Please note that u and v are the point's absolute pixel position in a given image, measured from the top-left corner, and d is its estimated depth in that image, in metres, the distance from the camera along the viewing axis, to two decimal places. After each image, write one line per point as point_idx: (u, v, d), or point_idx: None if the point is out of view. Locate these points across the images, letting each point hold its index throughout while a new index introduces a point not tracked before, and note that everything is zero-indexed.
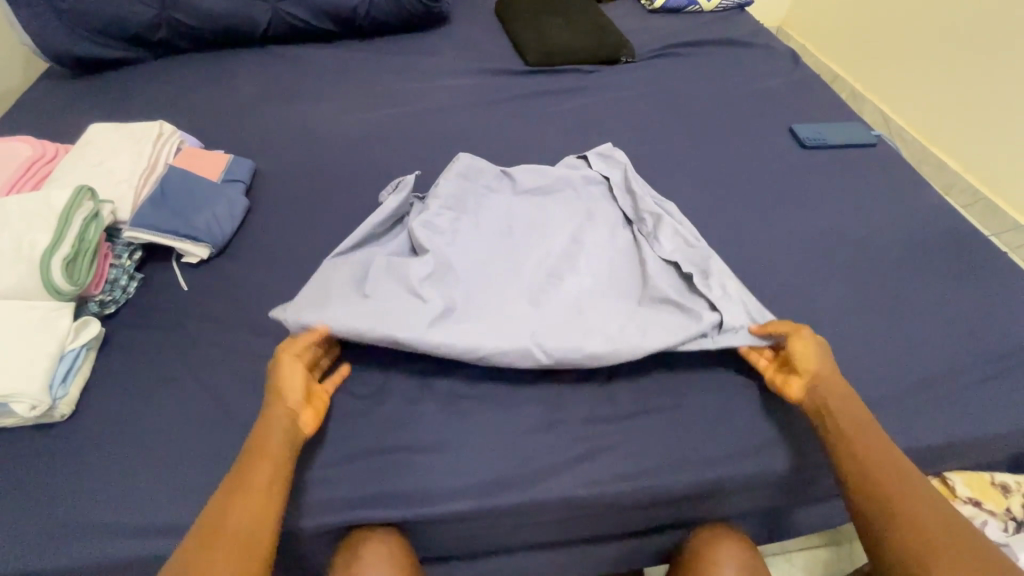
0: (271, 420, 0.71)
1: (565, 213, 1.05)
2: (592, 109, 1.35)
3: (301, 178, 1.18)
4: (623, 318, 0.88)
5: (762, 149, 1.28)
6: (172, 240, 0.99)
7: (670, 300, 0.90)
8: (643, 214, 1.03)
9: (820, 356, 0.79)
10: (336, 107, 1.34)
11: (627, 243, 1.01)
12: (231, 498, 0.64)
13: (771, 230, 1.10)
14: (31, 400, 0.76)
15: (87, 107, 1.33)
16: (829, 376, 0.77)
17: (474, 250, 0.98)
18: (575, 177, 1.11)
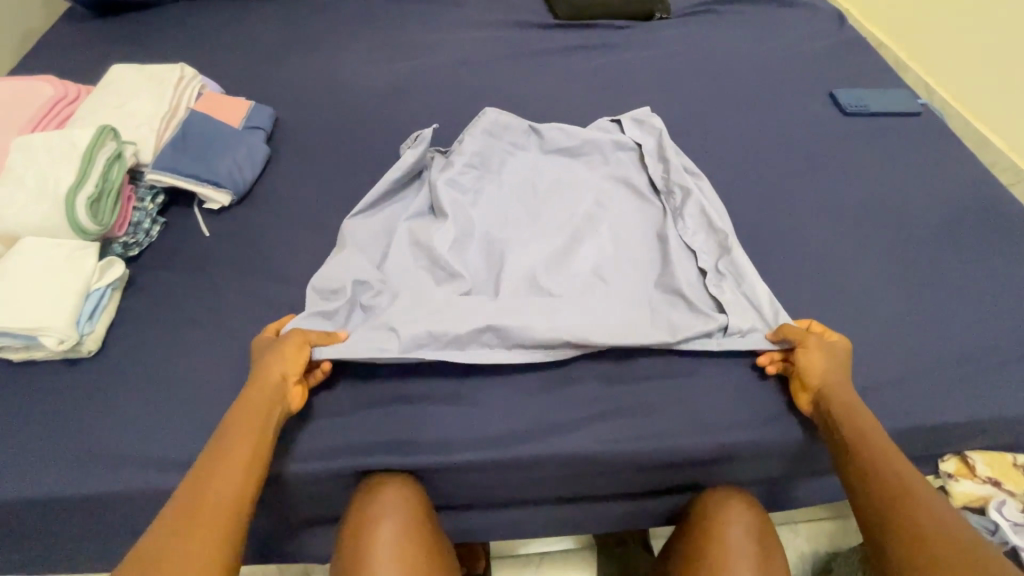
0: (244, 416, 0.65)
1: (589, 181, 1.02)
2: (623, 66, 1.29)
3: (322, 128, 1.16)
4: (631, 305, 0.86)
5: (800, 115, 1.22)
6: (194, 185, 0.99)
7: (682, 293, 0.87)
8: (673, 186, 0.99)
9: (834, 359, 0.76)
10: (357, 56, 1.30)
11: (651, 214, 0.99)
12: (195, 499, 0.57)
13: (804, 199, 1.06)
14: (60, 335, 0.77)
15: (108, 49, 1.31)
16: (839, 382, 0.74)
17: (494, 214, 0.96)
18: (605, 141, 1.06)
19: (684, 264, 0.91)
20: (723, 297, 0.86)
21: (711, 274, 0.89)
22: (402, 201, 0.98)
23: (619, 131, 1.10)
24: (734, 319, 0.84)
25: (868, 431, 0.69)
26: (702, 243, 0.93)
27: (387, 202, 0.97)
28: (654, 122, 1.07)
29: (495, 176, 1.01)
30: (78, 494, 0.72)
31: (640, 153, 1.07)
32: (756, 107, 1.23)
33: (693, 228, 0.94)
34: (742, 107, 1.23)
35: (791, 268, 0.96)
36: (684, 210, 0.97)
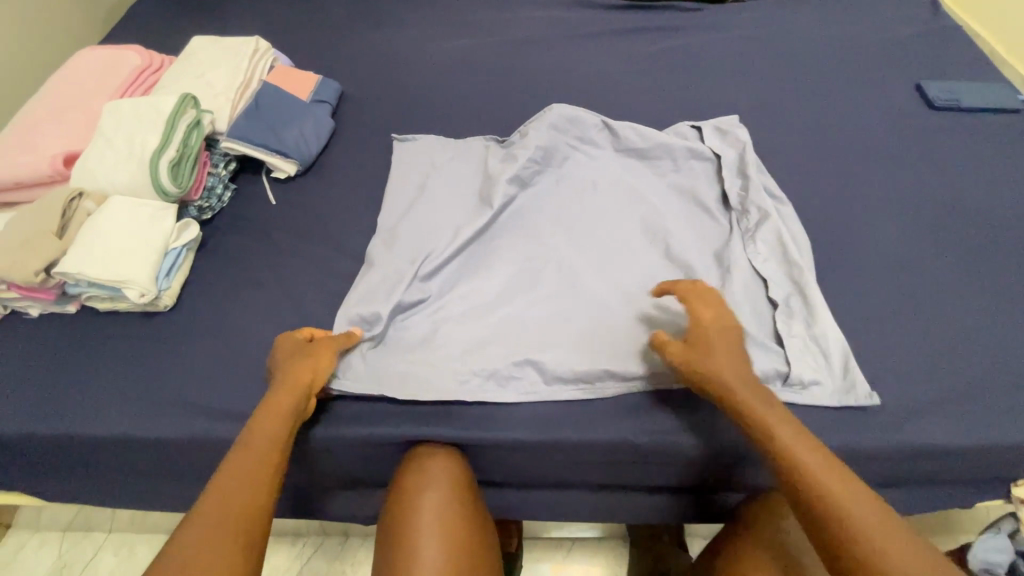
0: (256, 434, 0.64)
1: (652, 191, 0.99)
2: (691, 50, 1.24)
3: (385, 104, 1.18)
4: (681, 332, 0.81)
5: (881, 107, 1.14)
6: (264, 154, 1.03)
7: (742, 326, 0.80)
8: (750, 207, 0.92)
9: (705, 355, 0.70)
10: (421, 33, 1.31)
11: (714, 229, 0.93)
12: (213, 526, 0.56)
13: (882, 197, 1.00)
14: (141, 288, 0.82)
15: (190, 21, 1.38)
16: (725, 375, 0.68)
17: (547, 218, 0.96)
18: (678, 148, 1.01)
19: (746, 295, 0.83)
20: (788, 336, 0.78)
21: (781, 308, 0.81)
22: (463, 193, 0.99)
23: (699, 140, 1.04)
24: (798, 368, 0.75)
25: (777, 429, 0.64)
26: (774, 272, 0.85)
27: (446, 193, 0.99)
28: (740, 139, 1.01)
29: (551, 174, 1.01)
30: (152, 436, 0.77)
31: (719, 165, 1.00)
32: (832, 97, 1.16)
33: (765, 256, 0.86)
34: (817, 97, 1.16)
35: (862, 271, 0.91)
36: (756, 230, 0.89)
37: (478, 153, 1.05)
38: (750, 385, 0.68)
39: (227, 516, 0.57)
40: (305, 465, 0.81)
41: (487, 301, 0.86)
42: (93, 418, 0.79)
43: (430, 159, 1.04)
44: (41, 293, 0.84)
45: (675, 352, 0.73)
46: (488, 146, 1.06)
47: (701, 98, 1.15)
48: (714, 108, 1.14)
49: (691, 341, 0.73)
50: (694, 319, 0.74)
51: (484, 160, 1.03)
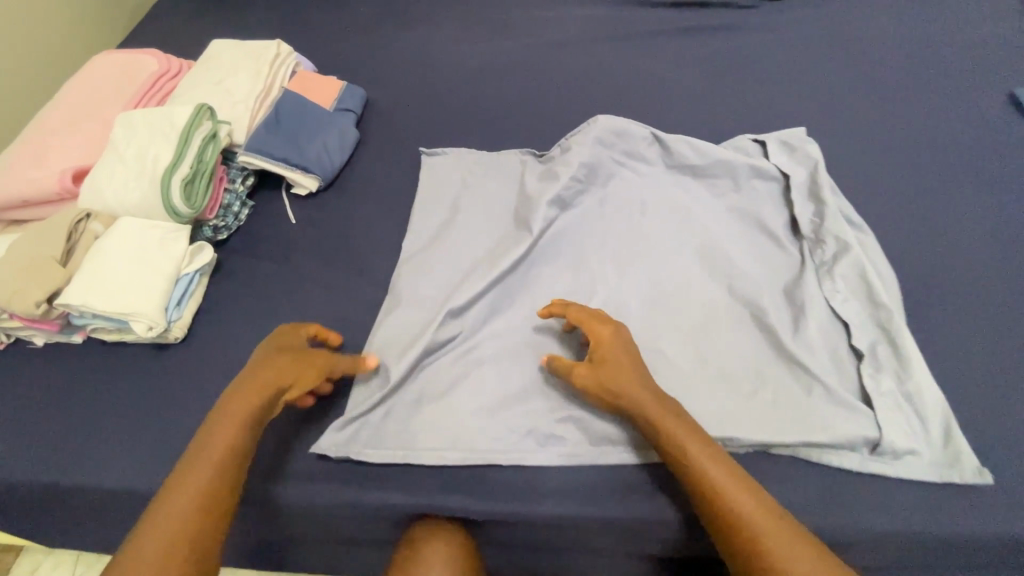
0: (202, 456, 0.57)
1: (709, 215, 0.88)
2: (750, 54, 1.12)
3: (413, 114, 1.10)
4: (746, 384, 0.71)
5: (976, 115, 1.00)
6: (284, 168, 0.96)
7: (819, 379, 0.69)
8: (825, 236, 0.80)
9: (610, 380, 0.65)
10: (452, 36, 1.22)
11: (781, 259, 0.82)
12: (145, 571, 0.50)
13: (992, 217, 0.84)
14: (148, 321, 0.76)
15: (210, 25, 1.31)
16: (636, 397, 0.64)
17: (588, 244, 0.86)
18: (739, 165, 0.90)
19: (823, 342, 0.72)
20: (878, 395, 0.67)
21: (867, 359, 0.69)
22: (499, 215, 0.90)
23: (763, 157, 0.93)
24: (891, 435, 0.64)
25: (691, 448, 0.60)
26: (855, 314, 0.73)
27: (480, 215, 0.91)
28: (812, 156, 0.89)
29: (594, 195, 0.91)
30: (155, 488, 0.70)
31: (787, 186, 0.89)
32: (916, 105, 1.02)
33: (845, 296, 0.75)
34: (898, 104, 1.02)
35: (978, 303, 0.75)
36: (832, 264, 0.78)
37: (514, 170, 0.96)
38: (660, 401, 0.63)
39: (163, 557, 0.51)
40: (321, 524, 0.72)
41: (523, 342, 0.77)
42: (97, 464, 0.72)
43: (463, 177, 0.96)
44: (44, 324, 0.78)
45: (581, 378, 0.67)
46: (525, 162, 0.96)
47: (762, 108, 1.04)
48: (779, 119, 1.01)
49: (594, 364, 0.67)
50: (596, 340, 0.69)
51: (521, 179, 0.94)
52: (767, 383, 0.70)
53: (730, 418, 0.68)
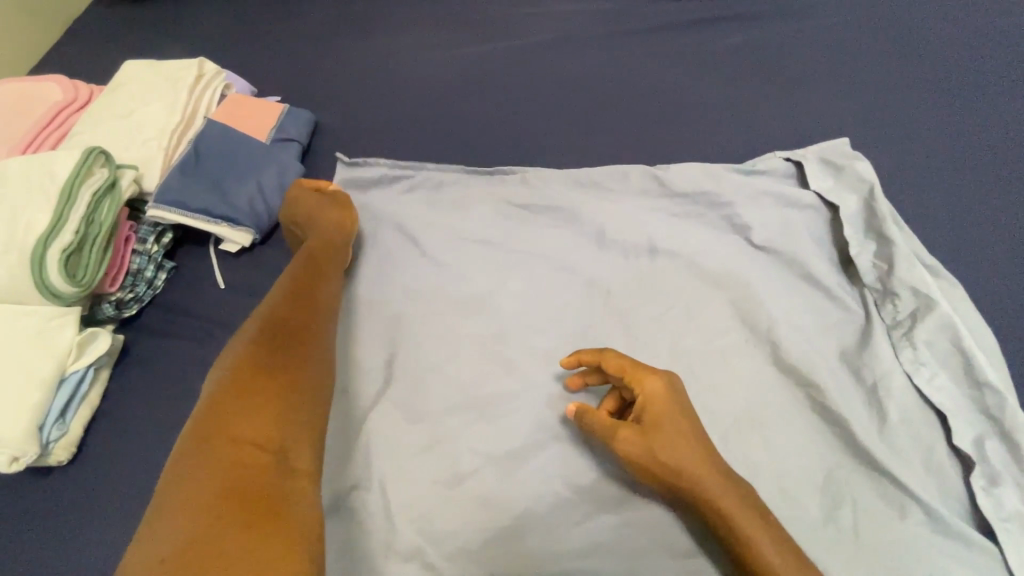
0: (313, 308, 0.61)
1: (740, 260, 0.69)
2: (784, 35, 0.90)
3: (372, 142, 0.91)
4: (816, 508, 0.53)
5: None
6: (207, 222, 0.77)
7: (915, 500, 0.51)
8: (896, 286, 0.62)
9: (660, 448, 0.52)
10: (417, 40, 1.02)
11: (840, 315, 0.63)
12: (263, 394, 0.52)
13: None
14: (12, 452, 0.59)
15: (134, 42, 1.12)
16: (683, 447, 0.52)
17: (588, 310, 0.69)
18: (765, 201, 0.73)
19: (912, 438, 0.54)
20: (1000, 519, 0.49)
21: (978, 467, 0.52)
22: (475, 275, 0.73)
23: (801, 181, 0.74)
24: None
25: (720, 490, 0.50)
26: (952, 399, 0.55)
27: (452, 276, 0.73)
28: (865, 177, 0.71)
29: (593, 245, 0.74)
30: None
31: (836, 219, 0.70)
32: (1008, 88, 0.80)
33: (934, 370, 0.57)
34: (982, 89, 0.80)
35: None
36: (911, 325, 0.60)
37: (491, 217, 0.79)
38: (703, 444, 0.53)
39: (280, 385, 0.53)
40: None
41: (512, 451, 0.59)
42: None
43: (426, 226, 0.78)
44: None
45: (628, 444, 0.53)
46: (504, 207, 0.79)
47: (802, 109, 0.83)
48: (824, 124, 0.81)
49: (642, 426, 0.54)
50: (642, 396, 0.55)
51: (498, 231, 0.77)
52: (840, 503, 0.52)
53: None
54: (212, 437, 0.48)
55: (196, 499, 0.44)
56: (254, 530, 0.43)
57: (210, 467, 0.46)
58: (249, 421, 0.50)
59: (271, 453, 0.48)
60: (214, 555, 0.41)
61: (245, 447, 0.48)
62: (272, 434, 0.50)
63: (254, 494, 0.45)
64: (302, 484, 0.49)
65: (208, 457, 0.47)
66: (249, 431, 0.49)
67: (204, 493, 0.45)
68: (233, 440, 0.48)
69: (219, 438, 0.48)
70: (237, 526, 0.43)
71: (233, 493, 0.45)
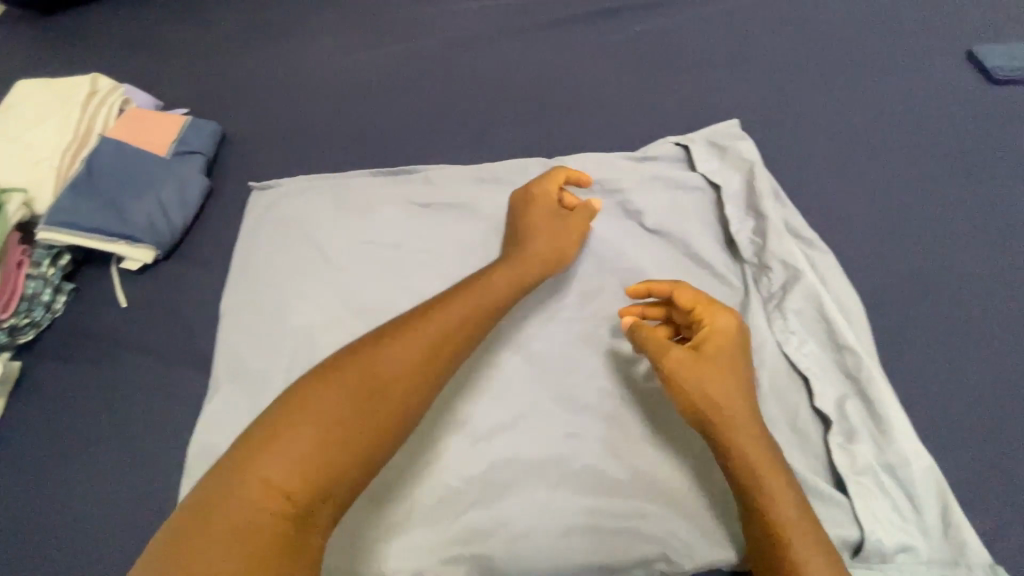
0: (414, 341, 0.54)
1: (631, 243, 0.71)
2: (681, 26, 0.94)
3: (277, 149, 0.90)
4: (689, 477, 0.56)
5: (944, 87, 0.86)
6: (105, 242, 0.76)
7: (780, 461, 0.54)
8: (769, 260, 0.66)
9: (706, 377, 0.53)
10: (324, 43, 1.00)
11: (723, 290, 0.66)
12: (312, 434, 0.47)
13: (962, 224, 0.73)
14: None
15: (27, 52, 1.06)
16: (738, 410, 0.52)
17: None
18: (657, 183, 0.75)
19: (780, 403, 0.57)
20: (852, 475, 0.52)
21: (835, 424, 0.55)
22: (376, 277, 0.74)
23: (689, 162, 0.77)
24: (873, 531, 0.50)
25: (763, 472, 0.50)
26: (817, 363, 0.58)
27: (353, 278, 0.74)
28: (749, 157, 0.75)
29: (491, 239, 0.75)
30: None
31: (719, 199, 0.73)
32: (875, 80, 0.87)
33: (802, 338, 0.60)
34: (856, 79, 0.87)
35: (951, 340, 0.65)
36: (784, 296, 0.63)
37: (391, 214, 0.78)
38: (757, 424, 0.52)
39: (335, 429, 0.47)
40: None
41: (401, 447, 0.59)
42: None
43: (329, 230, 0.78)
44: None
45: (680, 362, 0.54)
46: (401, 204, 0.79)
47: (695, 99, 0.86)
48: (714, 111, 0.85)
49: (699, 351, 0.55)
50: (707, 329, 0.57)
51: (400, 229, 0.77)
52: (833, 503, 0.51)
53: (673, 530, 0.54)
54: (240, 463, 0.45)
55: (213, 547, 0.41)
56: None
57: (234, 510, 0.43)
58: (286, 461, 0.45)
59: (293, 515, 0.44)
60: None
61: (269, 489, 0.44)
62: (299, 488, 0.44)
63: (256, 553, 0.41)
64: (309, 546, 0.44)
65: (230, 488, 0.44)
66: (282, 475, 0.45)
67: (201, 538, 0.41)
68: (262, 477, 0.44)
69: (247, 467, 0.45)
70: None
71: (234, 540, 0.41)
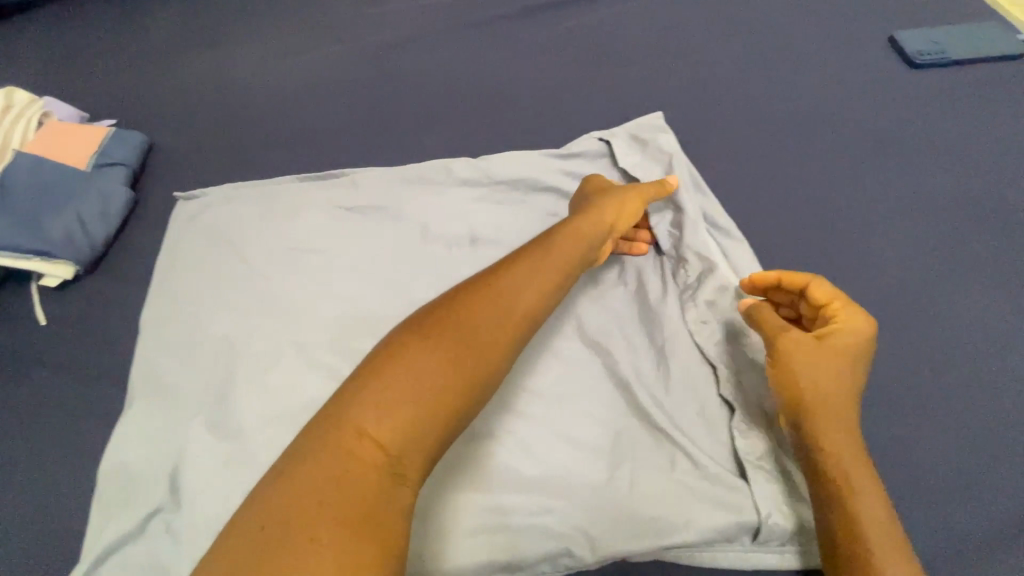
0: (492, 305, 0.54)
1: None
2: (613, 19, 0.94)
3: (198, 152, 0.87)
4: (604, 470, 0.54)
5: (867, 71, 0.87)
6: (22, 259, 0.75)
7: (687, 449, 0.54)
8: (686, 250, 0.66)
9: (817, 360, 0.53)
10: (250, 44, 0.98)
11: (643, 281, 0.67)
12: (402, 394, 0.47)
13: (880, 207, 0.74)
14: None
15: None
16: (840, 400, 0.52)
17: (402, 306, 0.70)
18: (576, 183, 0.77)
19: (692, 392, 0.58)
20: (754, 460, 0.54)
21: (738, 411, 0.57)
22: (295, 283, 0.73)
23: (613, 156, 0.77)
24: (770, 515, 0.51)
25: (851, 467, 0.49)
26: (724, 352, 0.60)
27: (272, 284, 0.73)
28: (677, 151, 0.75)
29: (417, 241, 0.75)
30: None
31: None
32: (798, 67, 0.88)
33: (713, 327, 0.62)
34: (783, 66, 0.88)
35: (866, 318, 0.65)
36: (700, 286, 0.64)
37: (313, 220, 0.78)
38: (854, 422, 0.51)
39: (424, 389, 0.48)
40: None
41: None
42: None
43: (250, 238, 0.77)
44: None
45: (796, 341, 0.54)
46: (327, 210, 0.79)
47: (622, 89, 0.86)
48: (645, 99, 0.84)
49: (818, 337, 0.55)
50: (835, 320, 0.56)
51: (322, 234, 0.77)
52: None
53: (580, 526, 0.51)
54: (338, 413, 0.47)
55: (306, 484, 0.43)
56: (341, 542, 0.40)
57: (328, 450, 0.45)
58: (383, 417, 0.46)
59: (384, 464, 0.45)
60: (284, 551, 0.40)
61: (365, 441, 0.45)
62: (395, 440, 0.46)
63: (351, 506, 0.42)
64: (399, 503, 0.44)
65: (330, 436, 0.46)
66: (378, 428, 0.46)
67: (300, 477, 0.44)
68: (358, 427, 0.46)
69: (348, 418, 0.46)
70: (320, 529, 0.41)
71: (333, 489, 0.43)
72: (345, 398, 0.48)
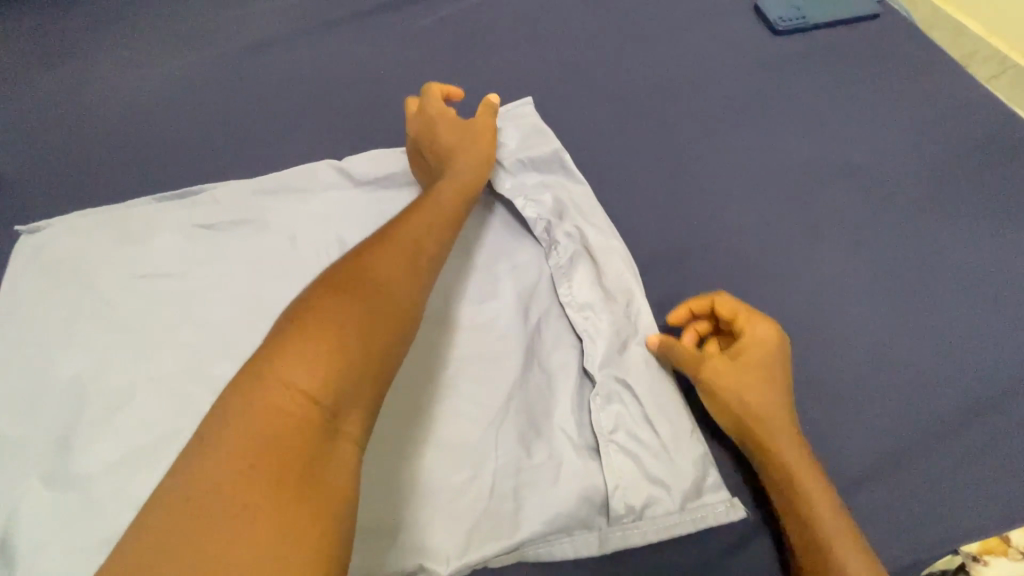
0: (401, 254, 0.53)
1: None
2: (483, 9, 0.93)
3: (41, 174, 0.79)
4: (478, 462, 0.54)
5: (733, 45, 0.89)
6: None
7: (552, 439, 0.56)
8: (557, 237, 0.66)
9: (742, 386, 0.56)
10: (102, 55, 0.91)
11: (516, 269, 0.66)
12: (327, 347, 0.44)
13: (742, 178, 0.76)
14: None
15: None
16: (776, 422, 0.55)
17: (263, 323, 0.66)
18: None
19: (563, 374, 0.60)
20: (607, 435, 0.56)
21: (599, 394, 0.58)
22: (139, 305, 0.67)
23: None
24: (617, 489, 0.53)
25: (791, 458, 0.53)
26: (593, 332, 0.61)
27: (110, 308, 0.66)
28: (554, 140, 0.74)
29: (282, 251, 0.71)
30: None
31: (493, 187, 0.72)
32: (669, 43, 0.89)
33: (586, 310, 0.63)
34: (650, 45, 0.88)
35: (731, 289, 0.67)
36: (571, 270, 0.65)
37: (162, 235, 0.71)
38: (797, 433, 0.55)
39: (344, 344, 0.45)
40: None
41: None
42: None
43: (85, 259, 0.70)
44: None
45: (712, 365, 0.58)
46: (182, 227, 0.72)
47: (496, 78, 0.84)
48: (515, 88, 0.83)
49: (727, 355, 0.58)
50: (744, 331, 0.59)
51: (171, 249, 0.71)
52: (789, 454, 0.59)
53: (444, 534, 0.51)
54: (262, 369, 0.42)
55: (234, 453, 0.39)
56: (290, 501, 0.38)
57: (258, 408, 0.41)
58: (311, 369, 0.42)
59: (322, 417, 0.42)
60: (215, 519, 0.37)
61: (294, 395, 0.42)
62: (330, 391, 0.43)
63: (296, 458, 0.40)
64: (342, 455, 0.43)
65: (255, 396, 0.41)
66: (307, 379, 0.42)
67: (234, 447, 0.39)
68: (283, 379, 0.42)
69: (272, 375, 0.42)
70: (269, 488, 0.38)
71: (272, 448, 0.40)
72: (265, 359, 0.43)
